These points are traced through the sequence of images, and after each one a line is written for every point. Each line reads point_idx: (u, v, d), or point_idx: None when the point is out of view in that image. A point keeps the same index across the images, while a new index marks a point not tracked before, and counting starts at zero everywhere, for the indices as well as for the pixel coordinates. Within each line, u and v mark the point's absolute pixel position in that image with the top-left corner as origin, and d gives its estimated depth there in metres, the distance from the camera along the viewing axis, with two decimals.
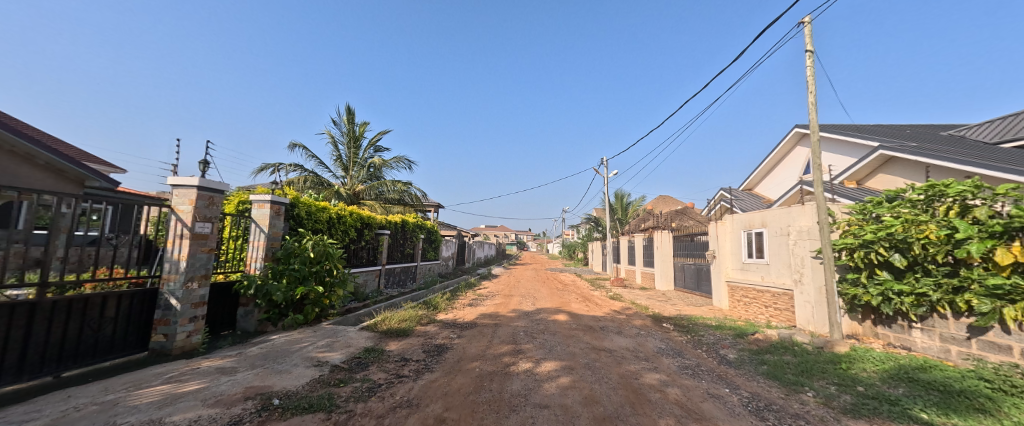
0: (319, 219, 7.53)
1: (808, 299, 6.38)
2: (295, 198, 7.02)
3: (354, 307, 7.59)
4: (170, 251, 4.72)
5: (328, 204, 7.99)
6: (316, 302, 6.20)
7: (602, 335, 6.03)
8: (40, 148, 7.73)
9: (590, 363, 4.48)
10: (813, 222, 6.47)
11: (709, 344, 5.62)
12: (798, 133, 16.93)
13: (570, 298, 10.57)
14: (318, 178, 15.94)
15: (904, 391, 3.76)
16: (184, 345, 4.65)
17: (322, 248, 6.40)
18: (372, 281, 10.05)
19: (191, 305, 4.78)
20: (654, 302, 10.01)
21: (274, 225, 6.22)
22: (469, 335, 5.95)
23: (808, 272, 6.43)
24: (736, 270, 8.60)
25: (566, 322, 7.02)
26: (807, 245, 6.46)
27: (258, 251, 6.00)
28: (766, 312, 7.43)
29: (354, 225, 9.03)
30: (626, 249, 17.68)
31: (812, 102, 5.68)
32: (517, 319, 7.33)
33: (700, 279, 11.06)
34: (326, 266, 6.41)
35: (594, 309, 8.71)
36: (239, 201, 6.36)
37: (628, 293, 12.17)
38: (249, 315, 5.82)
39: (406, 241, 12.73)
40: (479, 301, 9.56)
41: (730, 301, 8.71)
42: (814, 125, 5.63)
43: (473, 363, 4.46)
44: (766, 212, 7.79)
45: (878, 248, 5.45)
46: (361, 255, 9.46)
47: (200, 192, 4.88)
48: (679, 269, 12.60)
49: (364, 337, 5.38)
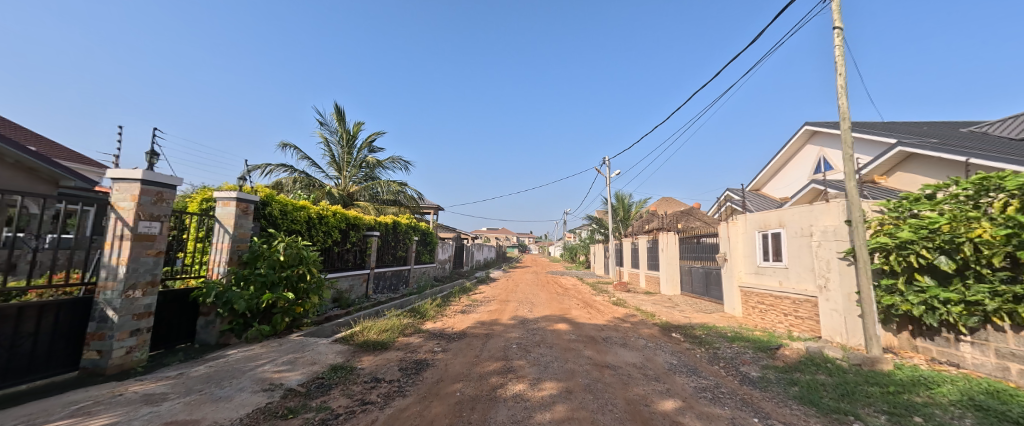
0: (295, 219, 6.91)
1: (836, 307, 5.71)
2: (267, 196, 6.40)
3: (334, 315, 6.97)
4: (108, 255, 4.10)
5: (307, 203, 7.38)
6: (287, 311, 5.55)
7: (605, 348, 5.36)
8: (13, 149, 7.21)
9: (592, 385, 3.83)
10: (840, 220, 5.80)
11: (727, 360, 4.94)
12: (809, 131, 16.25)
13: (571, 304, 9.91)
14: (310, 178, 15.42)
15: (975, 423, 3.08)
16: (122, 363, 4.03)
17: (295, 251, 5.77)
18: (358, 286, 9.42)
19: (134, 316, 4.16)
20: (660, 309, 9.32)
21: (241, 226, 5.61)
22: (455, 348, 5.30)
23: (835, 276, 5.77)
24: (750, 275, 7.92)
25: (566, 332, 6.35)
26: (834, 246, 5.80)
27: (222, 255, 5.39)
28: (786, 321, 6.75)
29: (338, 226, 8.40)
30: (630, 251, 16.99)
31: (842, 85, 4.98)
32: (512, 329, 6.66)
33: (709, 283, 10.36)
34: (300, 271, 5.78)
35: (596, 316, 8.02)
36: (205, 198, 5.75)
37: (632, 298, 11.50)
38: (210, 326, 5.19)
39: (398, 243, 12.12)
40: (473, 307, 8.91)
41: (744, 308, 8.02)
42: (845, 111, 4.93)
43: (455, 385, 3.80)
44: (783, 211, 7.13)
45: (919, 249, 4.76)
46: (345, 258, 8.85)
47: (146, 187, 4.28)
48: (686, 272, 11.91)
49: (334, 351, 4.74)
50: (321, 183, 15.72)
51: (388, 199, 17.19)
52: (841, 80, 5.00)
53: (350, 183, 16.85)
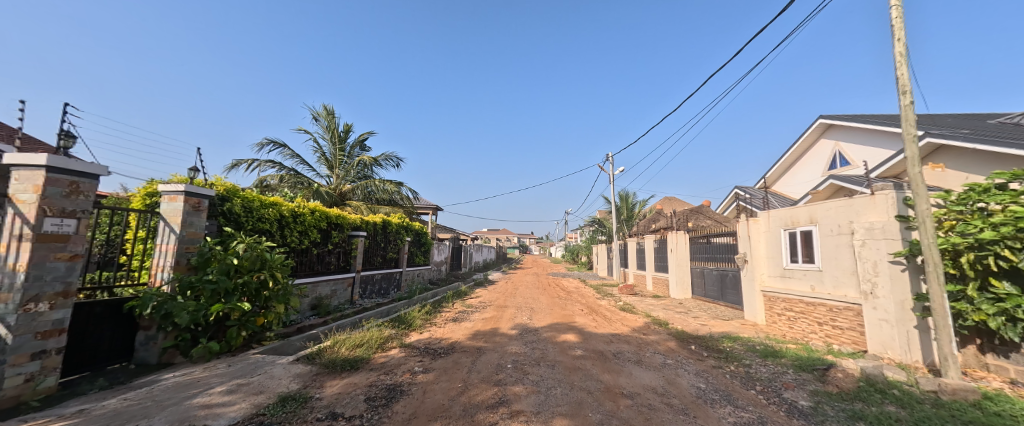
0: (264, 217, 6.12)
1: (886, 317, 4.89)
2: (228, 190, 5.60)
3: (306, 325, 6.17)
4: (3, 259, 3.32)
5: (278, 199, 6.59)
6: (244, 324, 4.75)
7: (617, 366, 4.53)
8: None
9: (605, 422, 3.02)
10: (890, 216, 4.97)
11: (765, 383, 4.10)
12: (823, 124, 15.45)
13: (574, 310, 9.07)
14: (299, 177, 14.69)
15: None
16: (18, 394, 3.21)
17: (256, 254, 5.00)
18: (341, 291, 8.61)
19: (37, 334, 3.36)
20: (672, 315, 8.48)
21: (191, 224, 4.85)
22: (440, 366, 4.46)
23: (884, 281, 4.95)
24: (775, 278, 7.09)
25: (570, 345, 5.51)
26: (882, 246, 4.98)
27: (167, 259, 4.63)
28: (821, 331, 5.93)
29: (317, 225, 7.60)
30: (635, 252, 16.12)
31: (901, 53, 4.16)
32: (510, 341, 5.82)
33: (725, 286, 9.52)
34: (261, 277, 4.99)
35: (604, 325, 7.18)
36: (149, 193, 4.95)
37: (640, 303, 10.65)
38: (150, 342, 4.43)
39: (389, 244, 11.31)
40: (466, 314, 8.07)
41: (768, 315, 7.18)
42: (905, 83, 4.12)
43: (433, 423, 2.99)
44: (815, 205, 6.31)
45: (1000, 249, 3.93)
46: (325, 260, 8.04)
47: (55, 175, 3.49)
48: (698, 275, 11.07)
49: (291, 375, 3.93)
50: (310, 181, 14.92)
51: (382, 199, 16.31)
52: (900, 47, 4.17)
53: (341, 182, 16.05)
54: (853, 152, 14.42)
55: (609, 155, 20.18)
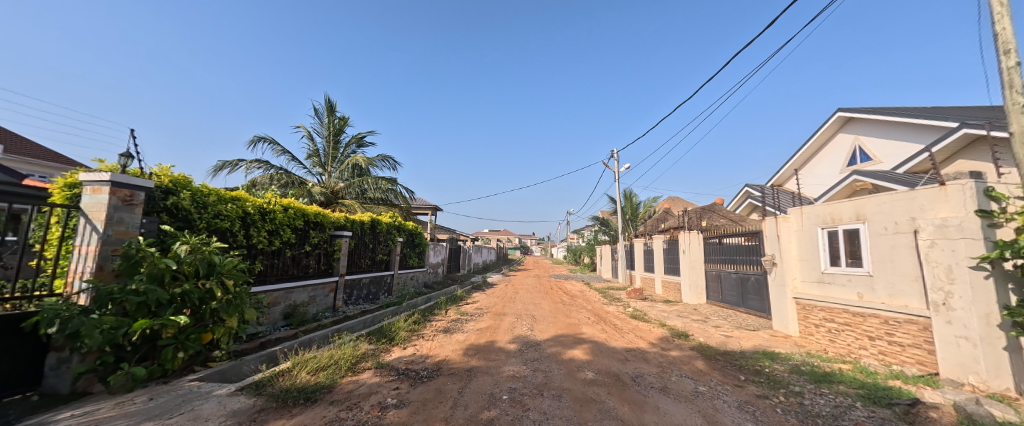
0: (222, 214, 5.27)
1: (966, 334, 4.01)
2: (175, 182, 4.75)
3: (270, 340, 5.31)
4: None
5: (241, 194, 5.73)
6: (182, 342, 3.90)
7: (638, 397, 3.64)
8: None
9: None
10: (968, 210, 4.08)
11: (831, 422, 3.19)
12: (842, 117, 14.54)
13: (580, 318, 8.18)
14: (289, 177, 13.81)
15: None
16: None
17: (201, 257, 4.16)
18: (321, 297, 7.74)
19: None
20: (690, 325, 7.59)
21: (120, 221, 4.00)
22: (418, 398, 3.56)
23: (961, 290, 4.07)
24: (810, 284, 6.20)
25: (578, 365, 4.62)
26: (959, 248, 4.10)
27: (86, 262, 3.80)
28: (872, 348, 5.05)
29: (291, 224, 6.76)
30: (643, 254, 15.22)
31: (1003, 2, 3.26)
32: (508, 359, 4.93)
33: (747, 292, 8.64)
34: (207, 284, 4.13)
35: (615, 337, 6.30)
36: (69, 185, 4.05)
37: (651, 309, 9.76)
38: (62, 367, 3.61)
39: (378, 245, 10.44)
40: (460, 324, 7.19)
41: (802, 325, 6.29)
42: (1009, 40, 3.23)
43: None
44: (862, 200, 5.43)
45: None
46: (301, 263, 7.19)
47: None
48: (713, 278, 10.19)
49: (223, 414, 3.05)
50: (300, 180, 14.09)
51: (377, 198, 15.42)
52: None
53: (334, 180, 15.20)
54: (874, 146, 13.55)
55: (613, 152, 19.27)
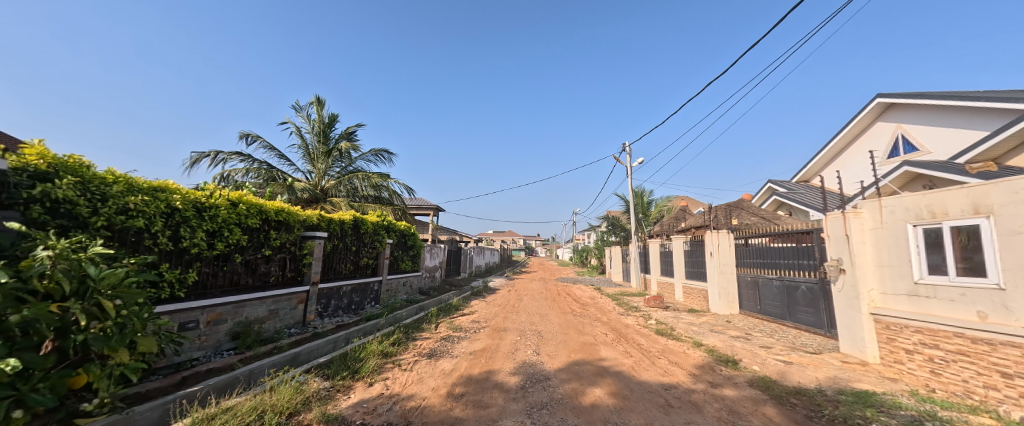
0: (134, 207, 4.00)
1: None
2: (60, 165, 3.50)
3: (193, 373, 4.02)
4: None
5: (167, 184, 4.45)
6: (26, 395, 2.61)
7: None
8: None
9: None
10: None
11: None
12: (882, 104, 13.03)
13: (596, 334, 6.83)
14: (271, 172, 12.55)
15: None
16: None
17: (65, 269, 2.93)
18: (287, 311, 6.48)
19: None
20: (733, 344, 6.21)
21: None
22: None
23: None
24: (897, 297, 4.81)
25: (604, 418, 3.27)
26: None
27: None
28: (1007, 389, 3.68)
29: (243, 222, 5.46)
30: (660, 256, 13.80)
31: None
32: (506, 406, 3.58)
33: (796, 303, 7.24)
34: (71, 309, 2.85)
35: (646, 364, 4.94)
36: None
37: (676, 321, 8.42)
38: None
39: (362, 248, 9.16)
40: (449, 344, 5.86)
41: (886, 351, 4.89)
42: None
43: None
44: (981, 187, 4.04)
45: None
46: (256, 269, 5.91)
47: None
48: (748, 285, 8.79)
49: None
50: (285, 175, 12.83)
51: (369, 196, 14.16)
52: None
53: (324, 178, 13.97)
54: (920, 135, 12.08)
55: (626, 146, 17.79)
